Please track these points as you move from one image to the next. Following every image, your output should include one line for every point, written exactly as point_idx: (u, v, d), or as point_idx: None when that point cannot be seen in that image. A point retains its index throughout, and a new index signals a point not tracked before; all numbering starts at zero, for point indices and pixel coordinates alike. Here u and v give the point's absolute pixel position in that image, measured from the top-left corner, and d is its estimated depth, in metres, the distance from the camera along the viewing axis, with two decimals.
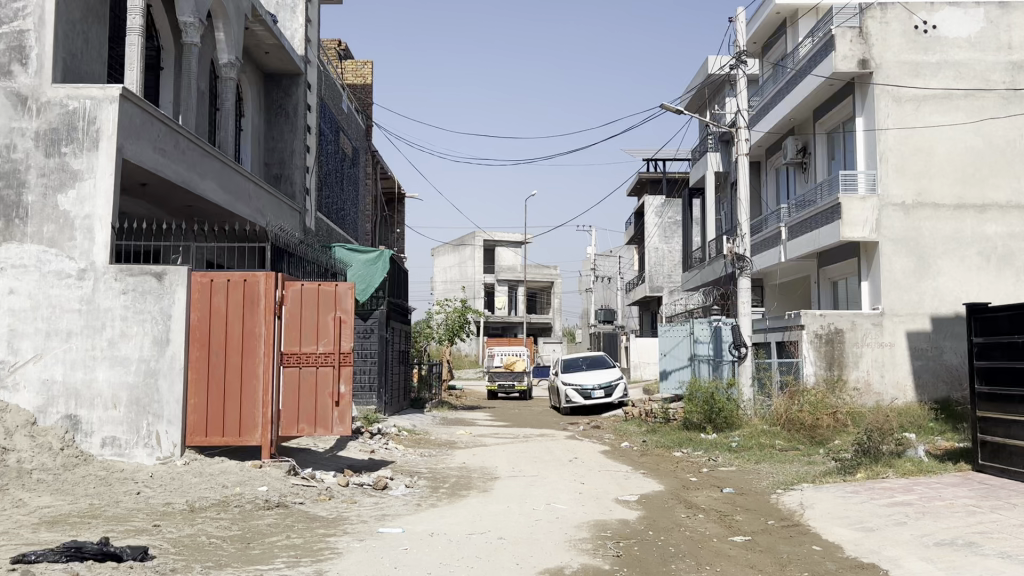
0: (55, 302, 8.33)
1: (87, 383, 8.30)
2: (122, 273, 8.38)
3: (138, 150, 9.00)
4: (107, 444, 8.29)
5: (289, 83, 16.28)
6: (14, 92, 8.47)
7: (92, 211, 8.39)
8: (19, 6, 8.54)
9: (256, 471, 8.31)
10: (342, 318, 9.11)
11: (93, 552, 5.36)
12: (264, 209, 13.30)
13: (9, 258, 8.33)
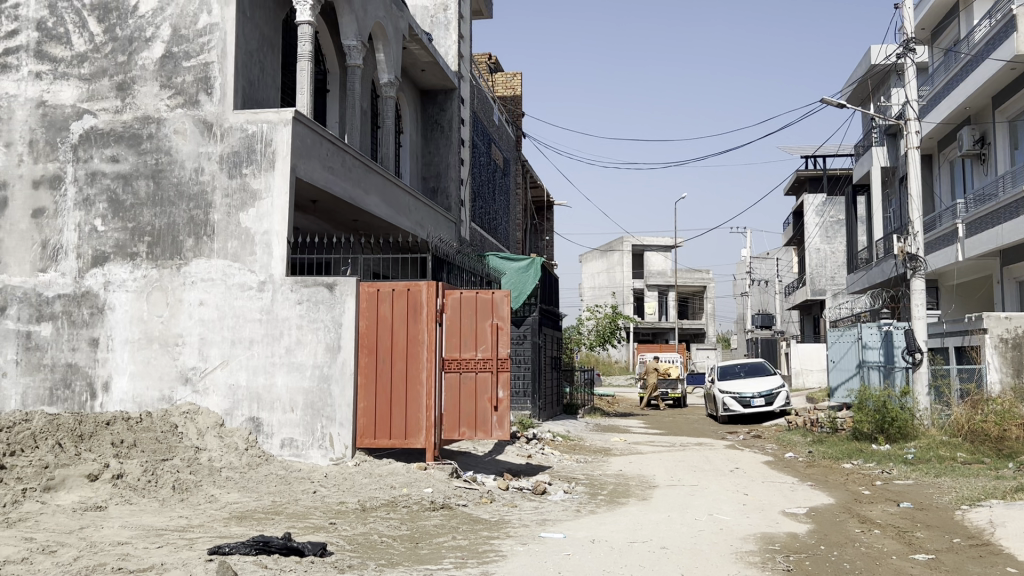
0: (239, 312, 8.98)
1: (268, 387, 8.88)
2: (298, 285, 8.92)
3: (310, 169, 9.59)
4: (285, 445, 8.83)
5: (444, 98, 16.79)
6: (202, 120, 9.22)
7: (271, 227, 8.98)
8: (205, 40, 9.31)
9: (422, 473, 8.60)
10: (499, 325, 9.30)
11: (278, 547, 5.72)
12: (422, 221, 13.78)
13: (199, 272, 9.07)
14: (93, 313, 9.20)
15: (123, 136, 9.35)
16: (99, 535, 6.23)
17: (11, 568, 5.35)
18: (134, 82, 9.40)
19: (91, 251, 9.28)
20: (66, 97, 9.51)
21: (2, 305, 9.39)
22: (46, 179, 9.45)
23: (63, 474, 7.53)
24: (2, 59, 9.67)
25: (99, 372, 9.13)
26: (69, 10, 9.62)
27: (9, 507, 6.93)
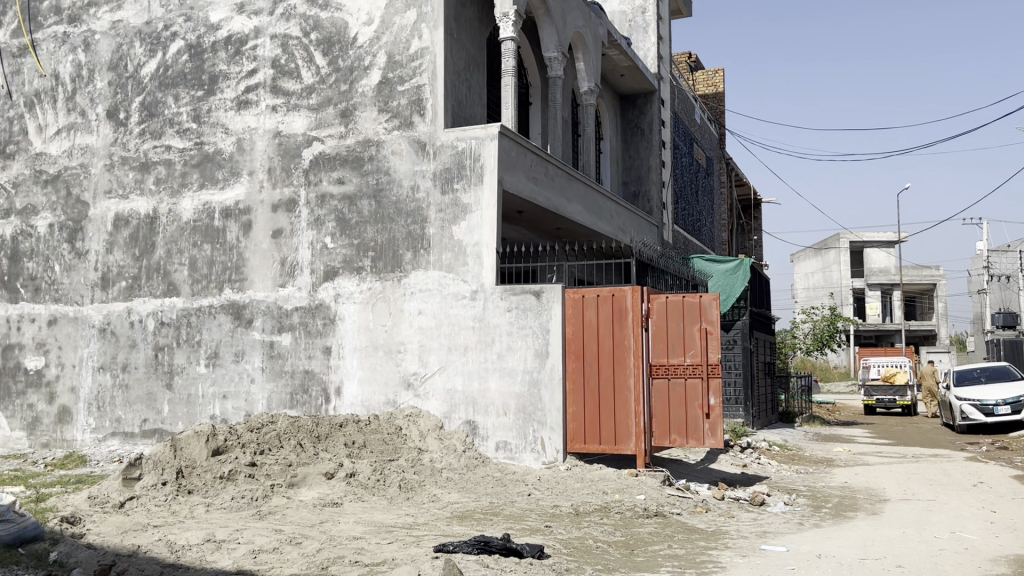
0: (454, 319, 9.38)
1: (483, 392, 9.20)
2: (507, 293, 9.16)
3: (515, 180, 9.85)
4: (500, 448, 9.09)
5: (644, 101, 16.64)
6: (416, 140, 9.75)
7: (480, 238, 9.32)
8: (417, 65, 9.85)
9: (634, 479, 8.55)
10: (708, 330, 9.06)
11: (498, 547, 5.91)
12: (625, 226, 13.73)
13: (418, 284, 9.58)
14: (326, 323, 9.98)
15: (347, 159, 10.09)
16: (337, 530, 6.74)
17: (265, 557, 5.91)
18: (356, 109, 10.11)
19: (323, 266, 10.08)
20: (298, 126, 10.40)
21: (249, 318, 10.41)
22: (283, 202, 10.38)
23: (304, 472, 8.29)
24: (244, 97, 10.72)
25: (332, 377, 9.90)
26: (298, 47, 10.52)
27: (261, 501, 7.72)
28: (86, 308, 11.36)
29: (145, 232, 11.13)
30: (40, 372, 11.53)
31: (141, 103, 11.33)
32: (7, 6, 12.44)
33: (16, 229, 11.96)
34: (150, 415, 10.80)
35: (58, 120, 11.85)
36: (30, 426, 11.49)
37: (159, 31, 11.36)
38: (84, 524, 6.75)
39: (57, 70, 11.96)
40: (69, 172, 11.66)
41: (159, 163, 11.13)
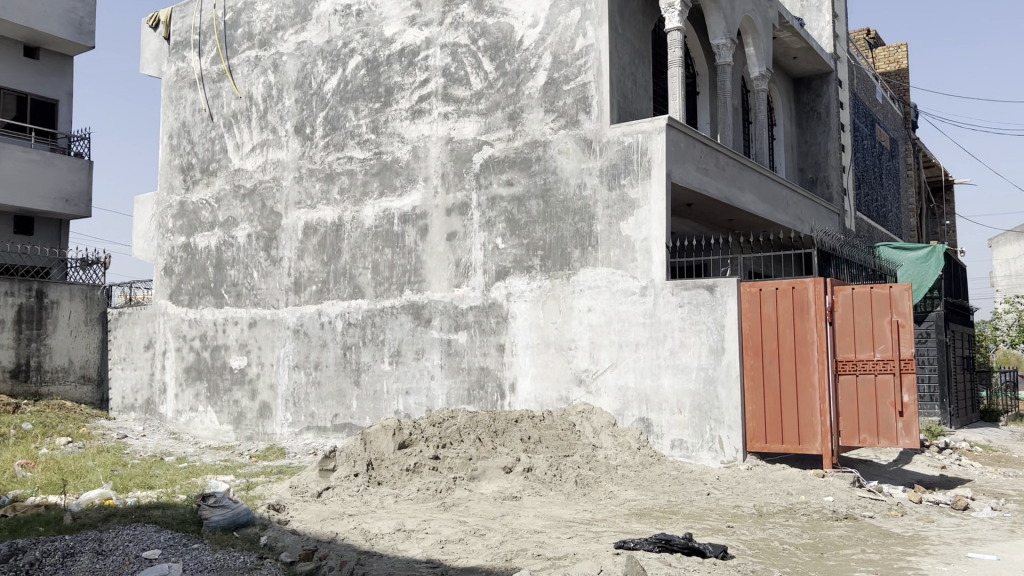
0: (625, 316, 9.34)
1: (655, 389, 9.10)
2: (678, 288, 9.00)
3: (685, 173, 9.67)
4: (676, 446, 8.96)
5: (819, 83, 15.86)
6: (583, 138, 9.79)
7: (649, 233, 9.21)
8: (582, 63, 9.88)
9: (820, 480, 8.18)
10: (899, 323, 8.52)
11: (680, 546, 5.84)
12: (802, 215, 13.14)
13: (587, 281, 9.62)
14: (499, 321, 10.23)
15: (516, 162, 10.28)
16: (518, 523, 6.90)
17: (451, 547, 6.15)
18: (524, 111, 10.28)
19: (495, 266, 10.33)
20: (468, 132, 10.72)
21: (428, 318, 10.84)
22: (456, 206, 10.73)
23: (484, 466, 8.54)
24: (418, 106, 11.18)
25: (507, 374, 10.13)
26: (467, 54, 10.83)
27: (445, 493, 8.03)
28: (282, 311, 12.24)
29: (331, 239, 11.85)
30: (243, 371, 12.55)
31: (324, 118, 12.05)
32: (208, 36, 13.62)
33: (220, 239, 13.08)
34: (340, 411, 11.51)
35: (253, 137, 12.83)
36: (236, 420, 12.54)
37: (339, 48, 12.04)
38: (287, 511, 7.29)
39: (251, 92, 12.96)
40: (263, 185, 12.61)
41: (342, 173, 11.81)
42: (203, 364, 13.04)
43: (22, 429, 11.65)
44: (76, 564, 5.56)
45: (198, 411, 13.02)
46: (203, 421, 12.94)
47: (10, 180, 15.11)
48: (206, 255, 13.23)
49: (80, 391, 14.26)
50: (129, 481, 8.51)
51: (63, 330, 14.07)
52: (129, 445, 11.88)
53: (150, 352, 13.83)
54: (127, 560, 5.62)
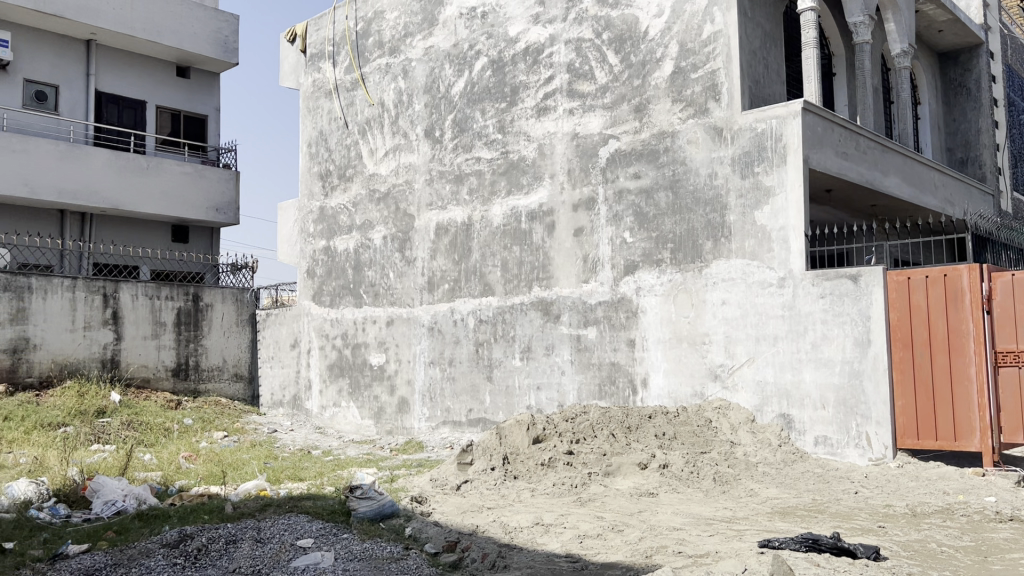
0: (762, 309, 9.07)
1: (797, 384, 8.79)
2: (819, 278, 8.65)
3: (823, 157, 9.29)
4: (820, 443, 8.63)
5: (968, 57, 14.89)
6: (713, 126, 9.57)
7: (786, 222, 8.91)
8: (710, 50, 9.65)
9: (980, 480, 7.68)
10: None
11: (829, 546, 5.63)
12: (953, 197, 12.36)
13: (720, 273, 9.41)
14: (629, 316, 10.15)
15: (643, 154, 10.16)
16: (657, 520, 6.83)
17: (590, 542, 6.17)
18: (650, 103, 10.14)
19: (624, 261, 10.25)
20: (594, 126, 10.68)
21: (557, 313, 10.89)
22: (583, 201, 10.72)
23: (619, 461, 8.51)
24: (543, 103, 11.23)
25: (638, 369, 10.04)
26: (591, 49, 10.78)
27: (580, 487, 8.05)
28: (417, 309, 12.59)
29: (462, 238, 12.09)
30: (382, 367, 13.00)
31: (453, 120, 12.30)
32: (341, 46, 14.18)
33: (357, 242, 13.59)
34: (475, 405, 11.73)
35: (386, 142, 13.26)
36: (376, 415, 13.01)
37: (465, 51, 12.25)
38: (429, 503, 7.51)
39: (383, 98, 13.39)
40: (396, 189, 13.01)
41: (471, 174, 12.02)
42: (344, 362, 13.60)
43: (184, 423, 12.53)
44: (239, 550, 5.93)
45: (341, 406, 13.60)
46: (346, 416, 13.50)
47: (167, 192, 16.24)
48: (344, 257, 13.79)
49: (234, 388, 15.18)
50: (281, 473, 9.00)
51: (218, 331, 15.01)
52: (279, 439, 12.55)
53: (295, 351, 14.55)
54: (284, 547, 5.96)
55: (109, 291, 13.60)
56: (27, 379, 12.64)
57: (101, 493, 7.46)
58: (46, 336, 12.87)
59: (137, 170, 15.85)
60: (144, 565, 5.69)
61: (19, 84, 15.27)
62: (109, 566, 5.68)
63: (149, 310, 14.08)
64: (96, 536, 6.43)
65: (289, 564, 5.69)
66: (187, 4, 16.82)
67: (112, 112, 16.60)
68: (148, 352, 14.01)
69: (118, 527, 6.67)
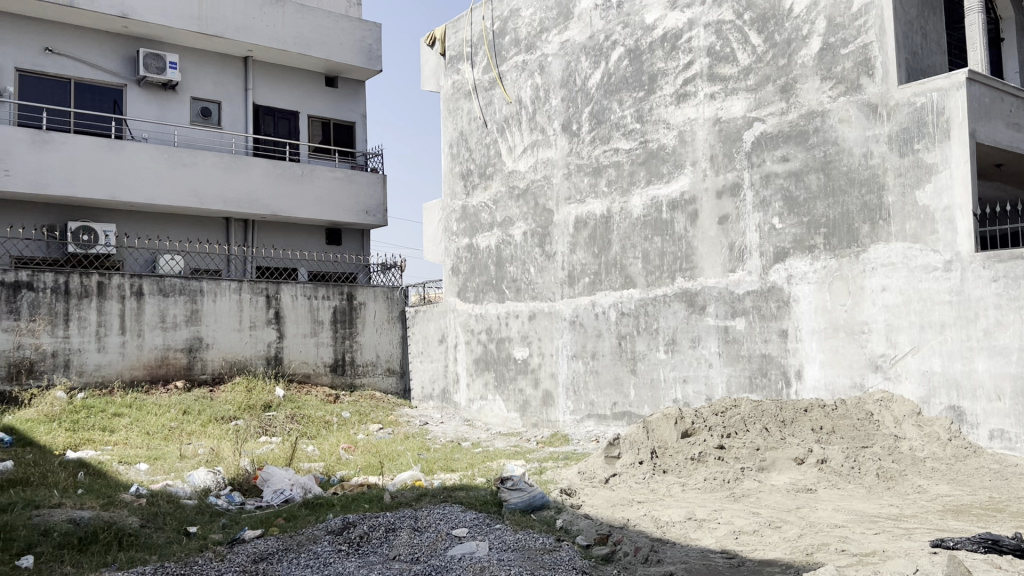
0: (926, 294, 8.51)
1: (968, 373, 8.14)
2: (990, 260, 7.99)
3: (992, 130, 8.62)
4: (995, 436, 7.92)
5: None
6: (867, 103, 9.07)
7: (952, 201, 8.33)
8: (861, 23, 9.12)
9: None
10: None
11: (1011, 548, 5.24)
12: None
13: (879, 258, 8.91)
14: (780, 306, 9.79)
15: (791, 136, 9.78)
16: (817, 516, 6.56)
17: (746, 539, 6.00)
18: (797, 82, 9.72)
19: (773, 248, 9.90)
20: (737, 110, 10.36)
21: (703, 304, 10.65)
22: (727, 188, 10.43)
23: (773, 457, 8.25)
24: (683, 89, 11.00)
25: (792, 361, 9.67)
26: (732, 30, 10.45)
27: (733, 483, 7.84)
28: (558, 303, 12.64)
29: (602, 230, 12.04)
30: (526, 361, 13.15)
31: (590, 113, 12.26)
32: (479, 47, 14.41)
33: (499, 238, 13.79)
34: (619, 399, 11.66)
35: (524, 139, 13.38)
36: (522, 408, 13.17)
37: (602, 42, 12.17)
38: (579, 496, 7.53)
39: (520, 95, 13.50)
40: (535, 184, 13.10)
41: (610, 165, 11.94)
42: (490, 356, 13.85)
43: (342, 416, 13.16)
44: (398, 538, 6.17)
45: (487, 399, 13.87)
46: (492, 408, 13.76)
47: (321, 197, 17.05)
48: (487, 254, 14.03)
49: (387, 382, 15.79)
50: (434, 464, 9.28)
51: (371, 328, 15.64)
52: (431, 431, 12.95)
53: (443, 346, 14.97)
54: (441, 536, 6.15)
55: (271, 293, 14.45)
56: (201, 376, 13.61)
57: (271, 482, 7.96)
58: (217, 336, 13.81)
59: (293, 177, 16.73)
60: (312, 550, 6.02)
61: (187, 102, 16.49)
62: (281, 550, 6.04)
63: (308, 309, 14.87)
64: (268, 523, 6.86)
65: (445, 552, 5.87)
66: (335, 16, 17.56)
67: (269, 123, 17.62)
68: (307, 349, 14.80)
69: (287, 514, 7.08)
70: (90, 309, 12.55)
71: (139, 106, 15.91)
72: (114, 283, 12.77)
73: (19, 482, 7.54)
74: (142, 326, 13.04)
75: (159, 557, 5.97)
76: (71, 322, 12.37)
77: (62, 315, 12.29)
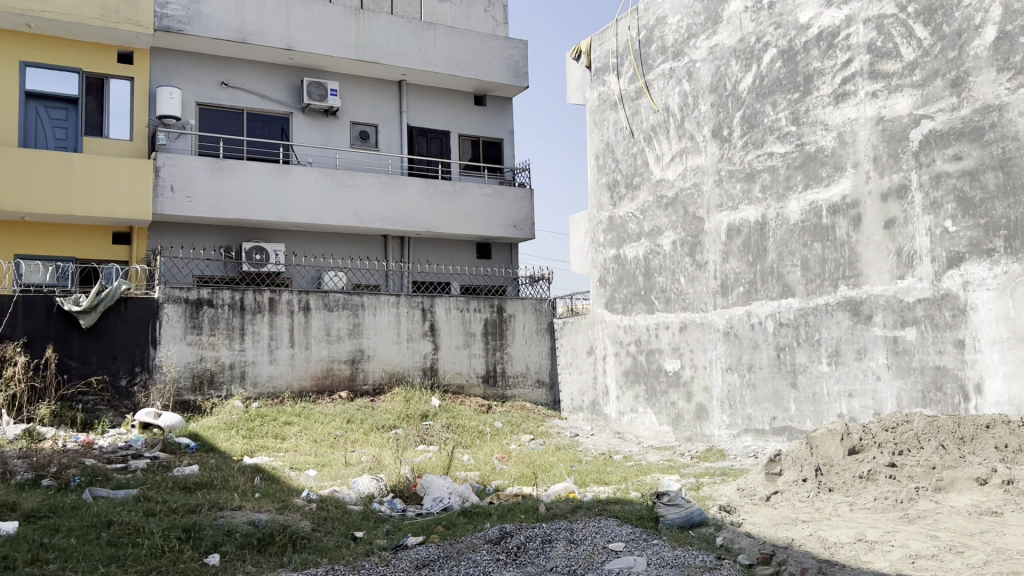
0: None
1: None
2: None
3: None
4: None
5: None
6: None
7: None
8: None
9: None
10: None
11: None
12: None
13: None
14: (956, 314, 9.14)
15: (964, 132, 9.14)
16: (1004, 542, 6.06)
17: (924, 563, 5.63)
18: (969, 75, 9.06)
19: (946, 253, 9.28)
20: (903, 108, 9.81)
21: (869, 314, 10.12)
22: (894, 190, 9.88)
23: (951, 476, 7.66)
24: (842, 88, 10.51)
25: (970, 374, 8.98)
26: (895, 25, 9.91)
27: (907, 504, 7.36)
28: (711, 313, 12.34)
29: (756, 238, 11.68)
30: (678, 373, 12.91)
31: (741, 117, 11.93)
32: (625, 57, 14.35)
33: (647, 248, 13.64)
34: (779, 413, 11.24)
35: (672, 147, 13.19)
36: (675, 421, 12.93)
37: (753, 45, 11.84)
38: (739, 512, 7.33)
39: (668, 103, 13.33)
40: (685, 193, 12.87)
41: (764, 171, 11.58)
42: (640, 367, 13.70)
43: (495, 426, 13.39)
44: (555, 550, 6.20)
45: (638, 411, 13.71)
46: (644, 421, 13.58)
47: (471, 212, 17.47)
48: (635, 264, 13.91)
49: (537, 393, 15.94)
50: (588, 476, 9.29)
51: (521, 339, 15.86)
52: (582, 443, 12.96)
53: (592, 357, 14.95)
54: (597, 550, 6.13)
55: (426, 306, 14.94)
56: (363, 386, 14.23)
57: (430, 490, 8.22)
58: (377, 348, 14.40)
59: (446, 194, 17.24)
60: (471, 558, 6.16)
61: (347, 126, 17.37)
62: (442, 557, 6.21)
63: (461, 321, 15.26)
64: (429, 530, 7.07)
65: (603, 566, 5.85)
66: (483, 36, 18.01)
67: (422, 143, 18.27)
68: (461, 360, 15.19)
69: (446, 522, 7.27)
70: (263, 323, 13.40)
71: (304, 132, 16.93)
72: (284, 298, 13.58)
73: (204, 484, 8.14)
74: (309, 339, 13.79)
75: (330, 559, 6.28)
76: (247, 336, 13.27)
77: (238, 330, 13.19)
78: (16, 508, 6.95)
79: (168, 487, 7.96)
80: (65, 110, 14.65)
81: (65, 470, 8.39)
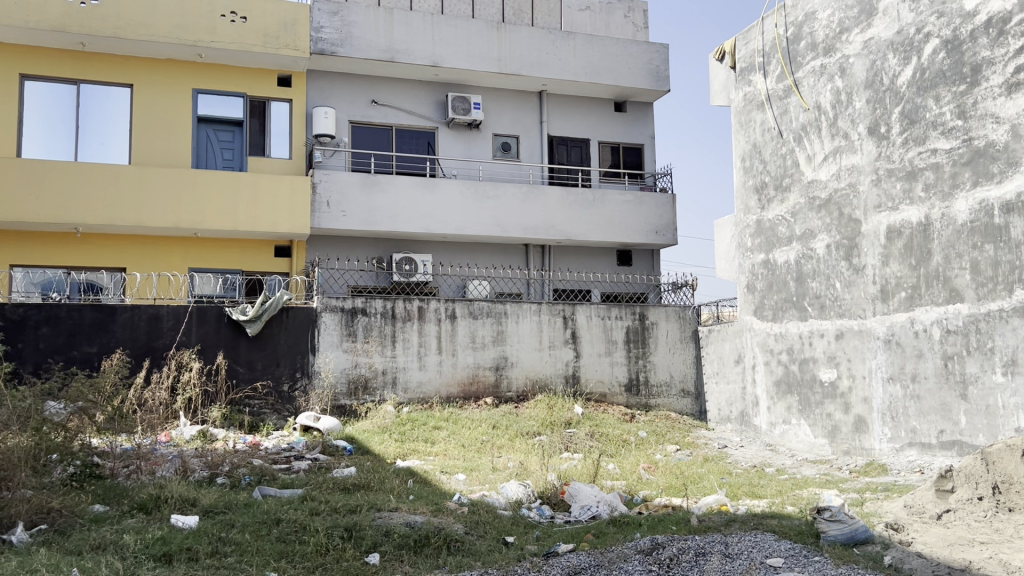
0: None
1: None
2: None
3: None
4: None
5: None
6: None
7: None
8: None
9: None
10: None
11: None
12: None
13: None
14: None
15: None
16: None
17: None
18: None
19: None
20: None
21: None
22: None
23: None
24: (1015, 78, 9.77)
25: None
26: None
27: None
28: (871, 320, 11.73)
29: (920, 240, 11.02)
30: (834, 384, 12.33)
31: (901, 112, 11.30)
32: (772, 55, 13.89)
33: (799, 253, 13.13)
34: (947, 427, 10.54)
35: (824, 146, 12.65)
36: (831, 433, 12.35)
37: (913, 36, 11.21)
38: (908, 531, 6.92)
39: (819, 101, 12.80)
40: (840, 194, 12.29)
41: (926, 168, 10.91)
42: (793, 377, 13.18)
43: (640, 435, 13.25)
44: (709, 563, 6.06)
45: (791, 423, 13.19)
46: (797, 433, 13.07)
47: (612, 219, 17.40)
48: (786, 270, 13.42)
49: (682, 403, 15.65)
50: (739, 489, 9.04)
51: (664, 348, 15.61)
52: (732, 454, 12.63)
53: (740, 367, 14.52)
54: (754, 565, 5.95)
55: (568, 314, 14.98)
56: (508, 393, 14.43)
57: (578, 498, 8.20)
58: (521, 356, 14.58)
59: (587, 202, 17.24)
60: (624, 568, 6.11)
61: (490, 138, 17.73)
62: (594, 566, 6.20)
63: (603, 328, 15.22)
64: (579, 538, 7.07)
65: None
66: (624, 43, 17.92)
67: (562, 152, 18.37)
68: (603, 368, 15.14)
69: (596, 530, 7.25)
70: (413, 331, 13.85)
71: (449, 145, 17.41)
72: (432, 307, 13.98)
73: (362, 486, 8.50)
74: (456, 346, 14.13)
75: (483, 563, 6.39)
76: (398, 343, 13.74)
77: (390, 337, 13.69)
78: (196, 503, 7.51)
79: (329, 488, 8.37)
80: (232, 132, 15.70)
81: (236, 469, 8.97)
